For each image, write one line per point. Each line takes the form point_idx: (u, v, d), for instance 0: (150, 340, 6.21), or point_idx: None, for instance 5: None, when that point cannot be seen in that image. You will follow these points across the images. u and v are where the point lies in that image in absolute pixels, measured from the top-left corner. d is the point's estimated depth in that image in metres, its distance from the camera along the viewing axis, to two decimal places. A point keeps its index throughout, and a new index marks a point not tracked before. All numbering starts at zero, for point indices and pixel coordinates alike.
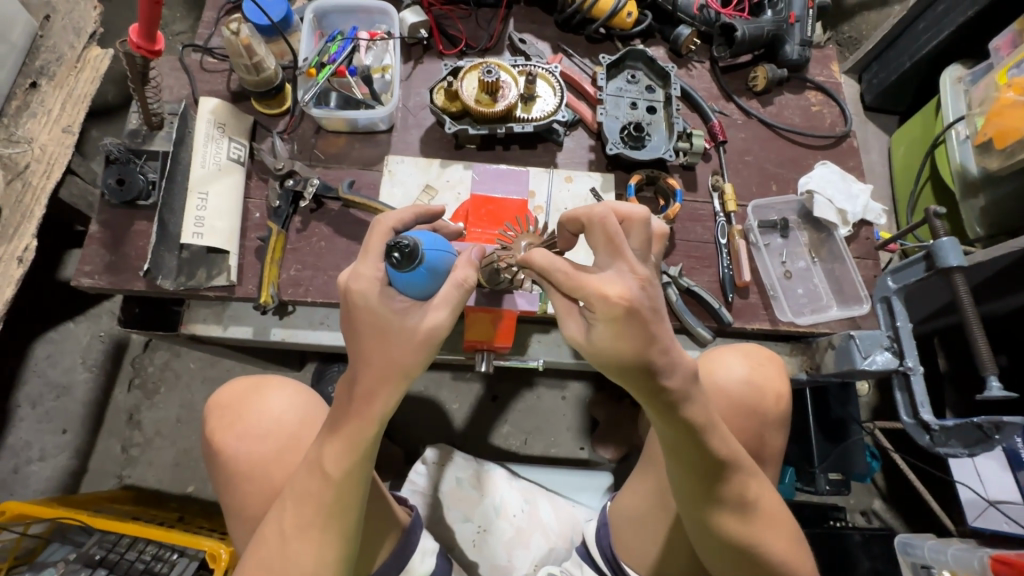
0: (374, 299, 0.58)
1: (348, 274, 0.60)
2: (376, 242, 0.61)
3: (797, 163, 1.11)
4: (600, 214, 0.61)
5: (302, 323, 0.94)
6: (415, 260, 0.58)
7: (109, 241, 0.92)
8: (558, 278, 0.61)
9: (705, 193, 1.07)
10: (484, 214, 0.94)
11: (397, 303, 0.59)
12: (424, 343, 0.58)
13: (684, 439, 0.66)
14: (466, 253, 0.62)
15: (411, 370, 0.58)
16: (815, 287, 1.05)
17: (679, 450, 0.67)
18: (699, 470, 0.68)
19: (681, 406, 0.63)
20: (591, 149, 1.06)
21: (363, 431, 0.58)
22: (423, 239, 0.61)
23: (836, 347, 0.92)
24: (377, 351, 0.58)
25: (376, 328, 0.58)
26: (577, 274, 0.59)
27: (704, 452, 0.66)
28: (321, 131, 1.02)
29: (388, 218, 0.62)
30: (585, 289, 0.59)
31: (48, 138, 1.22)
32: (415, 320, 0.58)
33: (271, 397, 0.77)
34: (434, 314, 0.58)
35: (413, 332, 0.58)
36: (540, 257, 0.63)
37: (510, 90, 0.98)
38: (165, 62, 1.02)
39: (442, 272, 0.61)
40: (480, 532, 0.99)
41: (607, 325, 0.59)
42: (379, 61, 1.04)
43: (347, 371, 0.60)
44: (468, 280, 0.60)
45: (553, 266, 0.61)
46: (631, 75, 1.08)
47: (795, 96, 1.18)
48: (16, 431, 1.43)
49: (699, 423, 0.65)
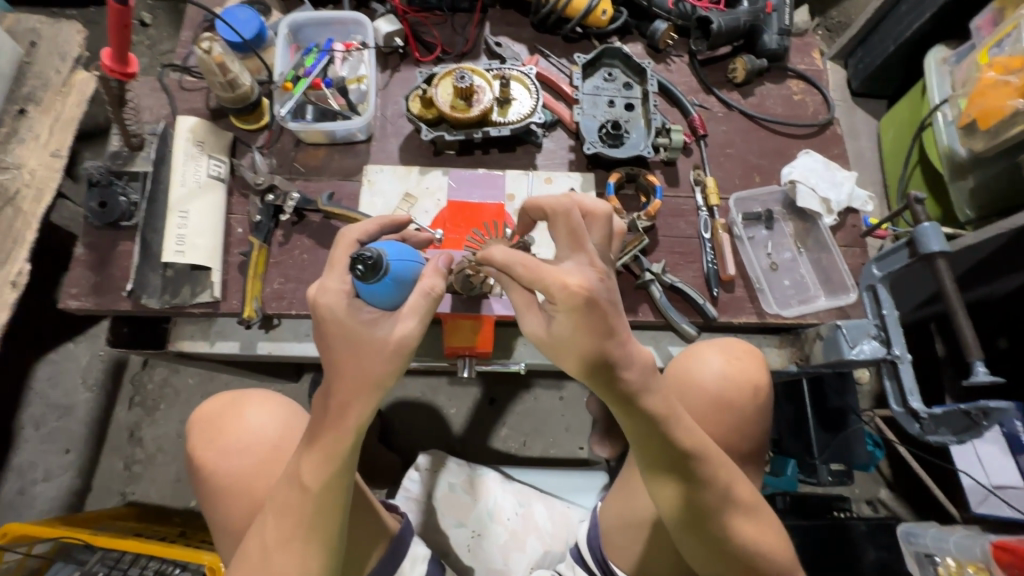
0: (342, 312, 0.58)
1: (316, 288, 0.60)
2: (341, 254, 0.62)
3: (780, 153, 1.11)
4: (566, 206, 0.63)
5: (288, 336, 0.94)
6: (378, 271, 0.58)
7: (95, 263, 0.93)
8: (517, 273, 0.61)
9: (687, 187, 1.06)
10: (461, 220, 0.97)
11: (365, 314, 0.59)
12: (396, 352, 0.58)
13: (647, 432, 0.66)
14: (433, 262, 0.62)
15: (384, 380, 0.58)
16: (801, 278, 1.04)
17: (661, 447, 0.67)
18: (672, 466, 0.68)
19: (640, 397, 0.64)
20: (571, 149, 1.06)
21: (340, 443, 0.59)
22: (388, 250, 0.62)
23: (824, 337, 0.91)
24: (348, 363, 0.58)
25: (347, 339, 0.58)
26: (538, 266, 0.60)
27: (665, 445, 0.66)
28: (300, 144, 1.02)
29: (352, 230, 0.63)
30: (547, 281, 0.59)
31: (37, 163, 1.24)
32: (385, 329, 0.58)
33: (253, 412, 0.78)
34: (403, 323, 0.58)
35: (383, 342, 0.58)
36: (499, 253, 0.63)
37: (484, 94, 0.98)
38: (144, 83, 1.03)
39: (410, 281, 0.62)
40: (475, 537, 0.99)
41: (567, 318, 0.59)
42: (355, 71, 1.04)
43: (321, 384, 0.60)
44: (435, 288, 0.60)
45: (512, 261, 0.61)
46: (608, 73, 1.08)
47: (777, 85, 1.17)
48: (20, 452, 1.45)
49: (661, 414, 0.65)
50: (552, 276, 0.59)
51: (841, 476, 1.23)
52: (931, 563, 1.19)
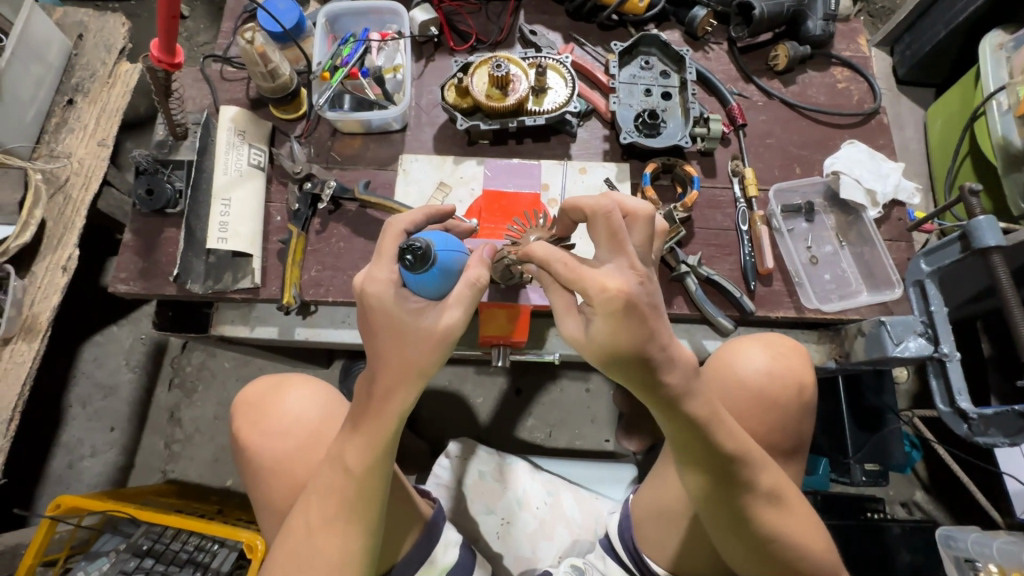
0: (389, 300, 0.59)
1: (363, 276, 0.61)
2: (389, 244, 0.62)
3: (823, 143, 1.07)
4: (605, 207, 0.61)
5: (326, 322, 0.97)
6: (427, 261, 0.59)
7: (142, 249, 0.96)
8: (557, 271, 0.61)
9: (724, 178, 1.04)
10: (497, 210, 0.96)
11: (411, 304, 0.59)
12: (441, 342, 0.58)
13: (688, 434, 0.66)
14: (478, 252, 0.62)
15: (429, 369, 0.59)
16: (843, 272, 1.00)
17: (699, 444, 0.66)
18: (712, 466, 0.68)
19: (682, 401, 0.64)
20: (605, 139, 1.05)
21: (382, 427, 0.60)
22: (435, 239, 0.62)
23: (866, 333, 0.89)
24: (390, 350, 0.58)
25: (392, 327, 0.59)
26: (579, 266, 0.60)
27: (705, 446, 0.66)
28: (337, 133, 1.04)
29: (399, 220, 0.63)
30: (586, 280, 0.59)
31: (85, 152, 1.28)
32: (431, 320, 0.58)
33: (295, 395, 0.80)
34: (448, 313, 0.59)
35: (429, 331, 0.58)
36: (540, 249, 0.64)
37: (520, 83, 0.98)
38: (187, 74, 1.06)
39: (455, 271, 0.62)
40: (504, 524, 1.00)
41: (604, 323, 0.59)
42: (391, 60, 1.04)
43: (365, 370, 0.61)
44: (480, 278, 0.60)
45: (552, 258, 0.62)
46: (645, 61, 1.05)
47: (819, 73, 1.14)
48: (69, 429, 1.52)
49: (703, 418, 0.65)
50: (594, 276, 0.59)
51: (876, 476, 1.20)
52: (971, 568, 1.15)
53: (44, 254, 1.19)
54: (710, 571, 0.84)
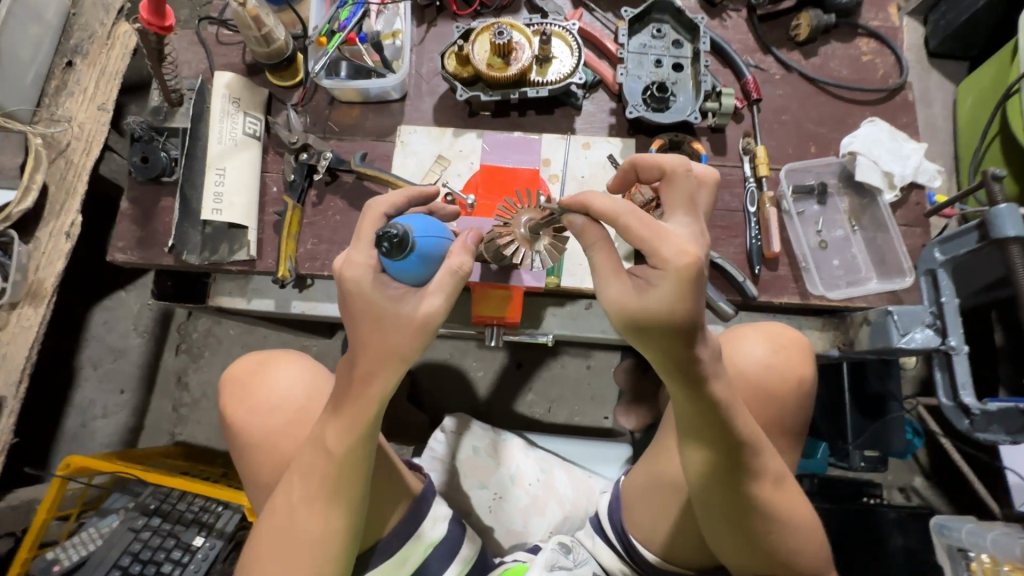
0: (369, 285, 0.58)
1: (342, 260, 0.59)
2: (367, 229, 0.60)
3: (842, 121, 1.02)
4: (679, 170, 0.64)
5: (322, 296, 0.96)
6: (405, 248, 0.57)
7: (139, 218, 0.95)
8: (626, 223, 0.58)
9: (735, 156, 1.00)
10: (493, 185, 0.89)
11: (392, 289, 0.58)
12: (422, 327, 0.57)
13: (707, 418, 0.64)
14: (462, 238, 0.61)
15: (409, 355, 0.58)
16: (852, 258, 0.96)
17: (716, 429, 0.65)
18: (722, 454, 0.67)
19: (709, 379, 0.61)
20: (612, 112, 1.01)
21: (363, 411, 0.60)
22: (415, 225, 0.60)
23: (872, 322, 0.87)
24: (370, 335, 0.58)
25: (371, 313, 0.58)
26: (656, 224, 0.58)
27: (723, 429, 0.65)
28: (335, 102, 1.01)
29: (379, 203, 0.61)
30: (660, 243, 0.57)
31: (85, 116, 1.27)
32: (412, 306, 0.57)
33: (282, 373, 0.81)
34: (430, 299, 0.57)
35: (410, 318, 0.57)
36: (601, 200, 0.60)
37: (523, 51, 0.93)
38: (182, 37, 1.03)
39: (437, 258, 0.60)
40: (496, 499, 1.02)
41: (666, 285, 0.57)
42: (390, 25, 1.01)
43: (346, 353, 0.61)
44: (463, 267, 0.59)
45: (621, 210, 0.58)
46: (657, 29, 1.00)
47: (843, 45, 1.07)
48: (81, 390, 1.57)
49: (725, 400, 0.63)
50: (672, 241, 0.57)
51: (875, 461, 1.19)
52: (964, 558, 1.11)
53: (48, 220, 1.19)
54: (699, 561, 0.84)
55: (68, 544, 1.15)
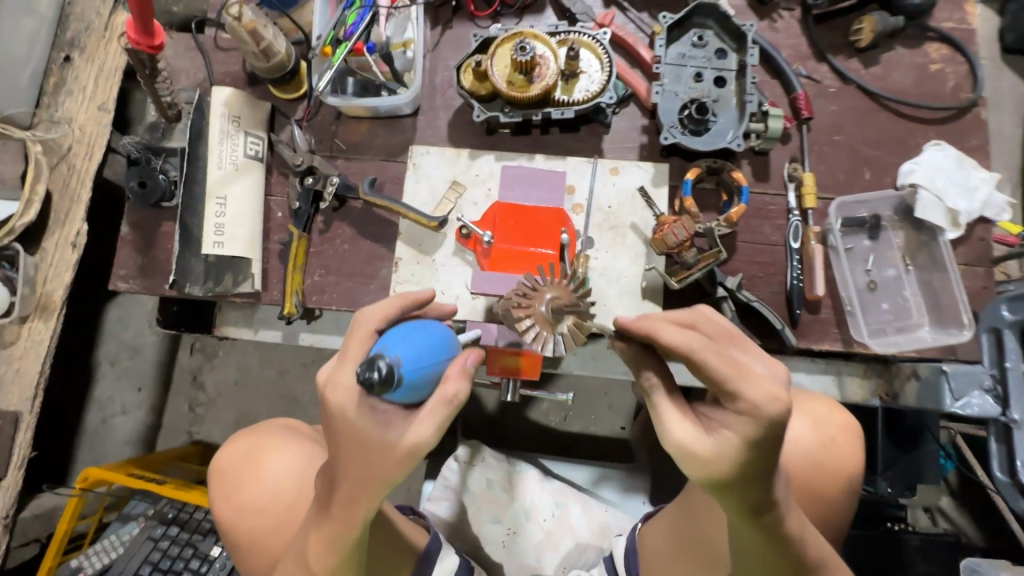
0: (352, 410, 0.52)
1: (327, 377, 0.54)
2: (355, 347, 0.54)
3: (902, 142, 0.91)
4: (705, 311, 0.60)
5: (330, 328, 0.92)
6: (391, 384, 0.49)
7: (140, 244, 0.91)
8: (708, 362, 0.53)
9: (779, 183, 0.90)
10: (512, 227, 0.78)
11: (379, 415, 0.53)
12: (406, 460, 0.52)
13: (773, 547, 0.59)
14: (460, 360, 0.53)
15: (396, 482, 0.53)
16: (903, 301, 0.88)
17: (780, 557, 0.60)
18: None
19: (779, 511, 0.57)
20: (644, 131, 0.91)
21: (348, 534, 0.56)
22: (404, 352, 0.51)
23: (921, 378, 0.81)
24: (354, 460, 0.53)
25: (355, 441, 0.53)
26: (739, 364, 0.53)
27: (791, 557, 0.59)
28: (342, 117, 0.93)
29: (367, 319, 0.54)
30: (741, 389, 0.52)
31: (86, 117, 1.20)
32: (399, 434, 0.52)
33: (272, 459, 0.79)
34: (420, 427, 0.51)
35: (394, 448, 0.52)
36: (668, 333, 0.55)
37: (548, 66, 0.84)
38: (177, 42, 0.95)
39: (429, 386, 0.52)
40: (509, 534, 1.00)
41: (749, 442, 0.53)
42: (401, 32, 0.91)
43: (328, 474, 0.56)
44: (458, 395, 0.52)
45: (698, 347, 0.53)
46: (699, 36, 0.89)
47: (910, 51, 0.95)
48: (99, 387, 1.58)
49: (794, 530, 0.58)
50: (755, 386, 0.52)
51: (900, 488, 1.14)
52: None
53: (53, 230, 1.16)
54: None
55: (91, 552, 1.18)
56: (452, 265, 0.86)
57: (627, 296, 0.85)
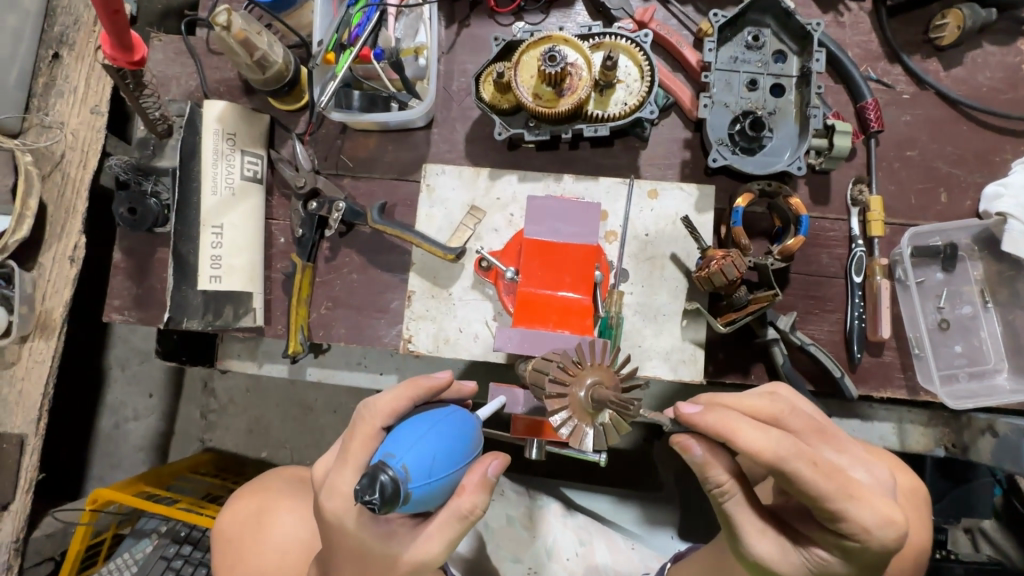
0: (353, 519, 0.52)
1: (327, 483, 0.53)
2: (357, 447, 0.52)
3: (985, 158, 0.80)
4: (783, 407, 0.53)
5: (340, 363, 0.86)
6: (397, 500, 0.44)
7: (134, 271, 0.84)
8: (815, 486, 0.47)
9: (840, 206, 0.80)
10: (539, 267, 0.68)
11: (382, 524, 0.52)
12: (410, 574, 0.51)
13: None
14: (479, 470, 0.50)
15: None
16: (979, 343, 0.78)
17: None
18: None
19: None
20: (686, 146, 0.81)
21: None
22: (412, 461, 0.46)
23: (999, 436, 0.72)
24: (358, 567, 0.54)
25: (358, 552, 0.53)
26: (846, 481, 0.48)
27: None
28: (348, 130, 0.84)
29: (374, 417, 0.51)
30: (852, 511, 0.48)
31: (79, 121, 1.13)
32: (402, 546, 0.51)
33: (282, 520, 0.81)
34: (425, 543, 0.50)
35: (396, 561, 0.51)
36: (757, 444, 0.48)
37: (580, 76, 0.73)
38: (167, 45, 0.86)
39: (440, 496, 0.48)
40: (531, 574, 0.93)
41: (852, 560, 0.50)
42: (413, 34, 0.81)
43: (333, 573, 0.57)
44: (473, 510, 0.50)
45: (802, 467, 0.47)
46: (754, 36, 0.77)
47: (999, 49, 0.82)
48: (111, 392, 1.55)
49: None
50: (866, 507, 0.48)
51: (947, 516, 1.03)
52: None
53: (50, 243, 1.10)
54: None
55: (105, 570, 1.16)
56: (470, 300, 0.78)
57: (664, 336, 0.77)
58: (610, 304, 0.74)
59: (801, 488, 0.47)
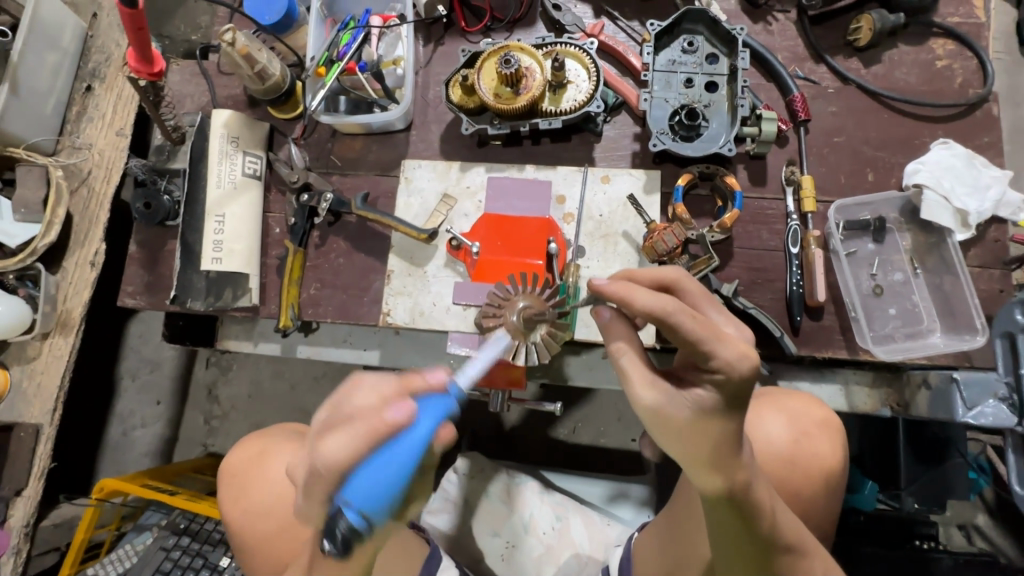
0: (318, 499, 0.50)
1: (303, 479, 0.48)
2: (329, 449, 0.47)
3: (908, 141, 0.88)
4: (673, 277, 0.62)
5: (327, 340, 0.94)
6: (361, 532, 0.48)
7: (146, 261, 0.94)
8: (683, 325, 0.53)
9: (776, 187, 0.88)
10: (499, 238, 0.82)
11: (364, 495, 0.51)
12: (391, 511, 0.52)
13: (738, 522, 0.60)
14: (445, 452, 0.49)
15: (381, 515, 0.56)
16: (913, 306, 0.84)
17: (746, 534, 0.60)
18: (750, 553, 0.62)
19: (746, 481, 0.58)
20: (636, 139, 0.91)
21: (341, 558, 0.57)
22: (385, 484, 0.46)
23: (933, 387, 0.77)
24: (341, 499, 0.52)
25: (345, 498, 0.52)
26: (710, 324, 0.54)
27: (763, 541, 0.61)
28: (337, 134, 0.95)
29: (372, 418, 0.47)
30: (715, 349, 0.53)
31: (105, 143, 1.27)
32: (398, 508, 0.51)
33: (274, 468, 0.76)
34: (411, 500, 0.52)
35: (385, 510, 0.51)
36: (644, 298, 0.55)
37: (534, 77, 0.84)
38: (183, 68, 0.99)
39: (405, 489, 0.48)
40: (509, 547, 0.99)
41: (726, 402, 0.54)
42: (392, 51, 0.93)
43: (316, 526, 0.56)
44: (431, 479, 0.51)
45: (672, 309, 0.53)
46: (688, 42, 0.88)
47: (913, 48, 0.92)
48: (120, 400, 1.64)
49: (763, 507, 0.59)
50: (729, 346, 0.53)
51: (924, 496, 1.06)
52: None
53: (74, 249, 1.21)
54: None
55: (107, 560, 1.21)
56: (442, 276, 0.87)
57: None
58: (566, 275, 0.82)
59: (675, 334, 0.54)
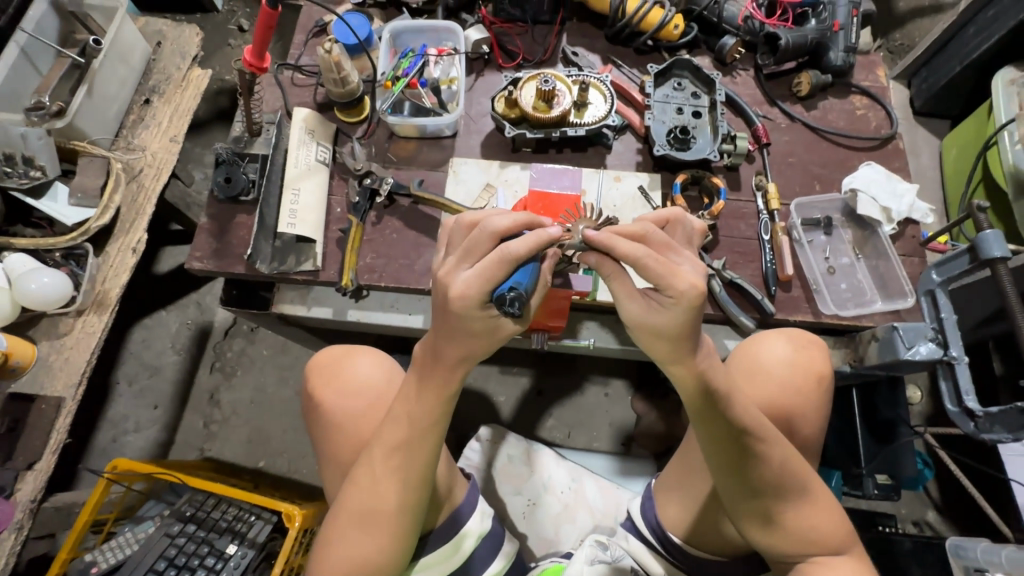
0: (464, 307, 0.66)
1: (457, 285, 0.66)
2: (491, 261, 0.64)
3: (842, 164, 1.16)
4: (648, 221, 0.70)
5: (375, 306, 1.06)
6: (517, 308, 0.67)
7: (216, 231, 1.06)
8: (648, 266, 0.65)
9: (748, 192, 1.12)
10: (541, 207, 1.06)
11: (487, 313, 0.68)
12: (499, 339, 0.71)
13: (706, 406, 0.75)
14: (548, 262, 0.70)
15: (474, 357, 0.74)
16: (858, 282, 1.08)
17: (719, 415, 0.75)
18: (728, 439, 0.77)
19: (706, 375, 0.73)
20: (638, 152, 1.14)
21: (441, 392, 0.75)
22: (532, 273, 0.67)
23: (879, 338, 0.96)
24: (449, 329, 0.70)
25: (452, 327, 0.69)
26: (669, 264, 0.65)
27: (727, 424, 0.75)
28: (394, 137, 1.14)
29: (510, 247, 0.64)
30: (672, 282, 0.65)
31: (158, 146, 1.38)
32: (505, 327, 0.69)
33: (362, 362, 0.93)
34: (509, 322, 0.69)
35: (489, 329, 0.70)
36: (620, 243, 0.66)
37: (564, 97, 1.08)
38: (262, 78, 1.18)
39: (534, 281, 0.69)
40: (530, 505, 1.07)
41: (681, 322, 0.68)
42: (446, 73, 1.16)
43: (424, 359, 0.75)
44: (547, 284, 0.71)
45: (640, 253, 0.65)
46: (678, 82, 1.15)
47: (840, 100, 1.22)
48: (115, 404, 1.62)
49: (722, 393, 0.74)
50: (680, 281, 0.65)
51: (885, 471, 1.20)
52: None
53: (117, 236, 1.29)
54: (728, 541, 0.88)
55: (106, 547, 1.18)
56: None
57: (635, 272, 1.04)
58: None
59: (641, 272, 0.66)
